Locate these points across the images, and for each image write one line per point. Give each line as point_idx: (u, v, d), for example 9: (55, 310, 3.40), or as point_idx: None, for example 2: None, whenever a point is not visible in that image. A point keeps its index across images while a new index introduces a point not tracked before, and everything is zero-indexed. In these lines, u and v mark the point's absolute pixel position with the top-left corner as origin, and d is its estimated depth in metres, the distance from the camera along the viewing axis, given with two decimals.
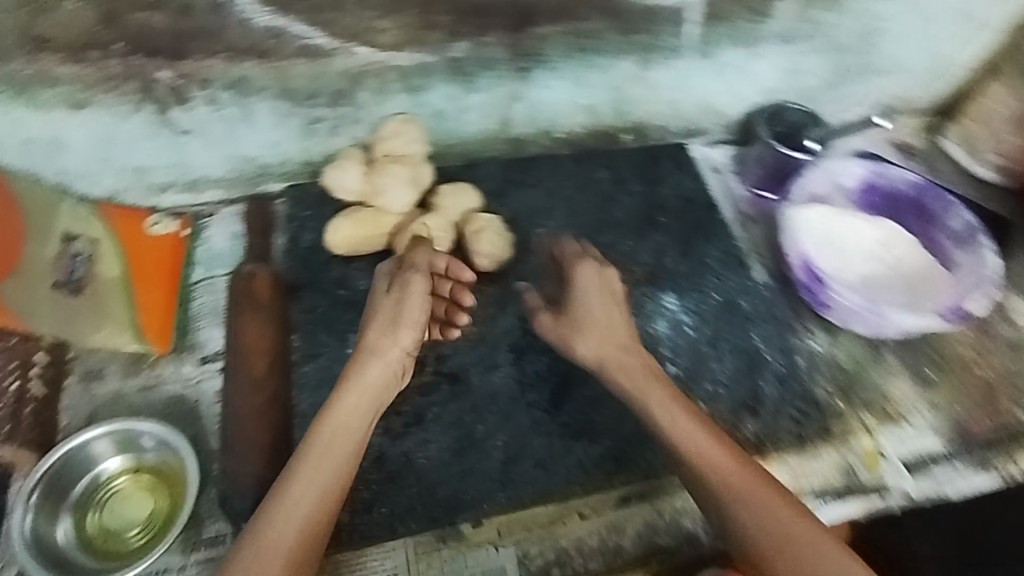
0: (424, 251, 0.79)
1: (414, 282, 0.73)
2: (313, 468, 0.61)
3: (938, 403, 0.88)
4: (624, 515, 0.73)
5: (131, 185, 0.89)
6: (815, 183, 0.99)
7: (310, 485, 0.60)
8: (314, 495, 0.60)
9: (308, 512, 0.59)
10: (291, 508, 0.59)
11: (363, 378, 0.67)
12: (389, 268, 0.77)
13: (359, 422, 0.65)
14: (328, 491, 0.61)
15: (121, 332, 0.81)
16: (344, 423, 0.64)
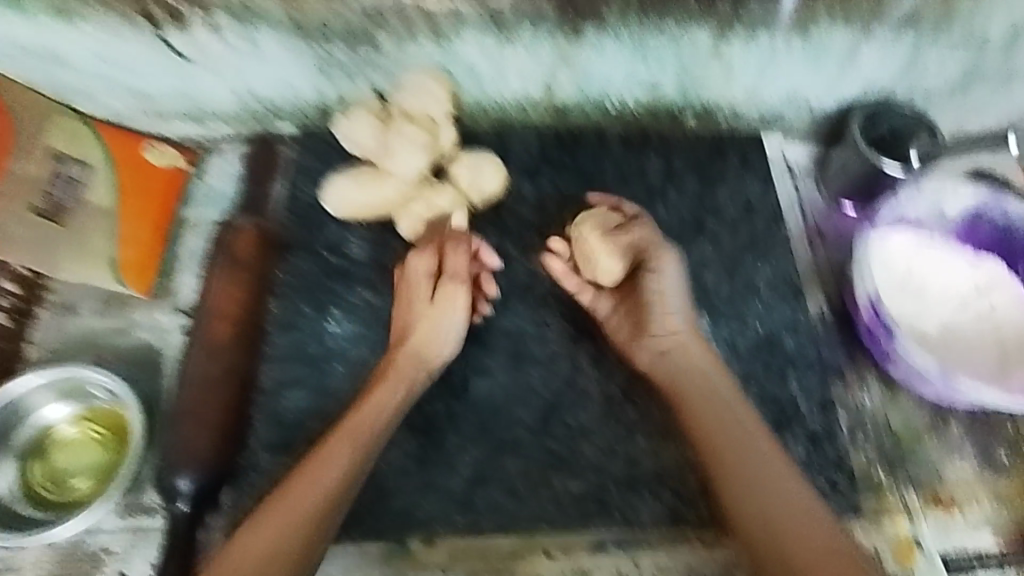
0: (457, 251, 0.72)
1: (459, 305, 0.71)
2: (338, 461, 0.60)
3: (1007, 498, 0.73)
4: (596, 562, 0.65)
5: (132, 108, 0.83)
6: (909, 206, 0.81)
7: (326, 478, 0.59)
8: (330, 487, 0.59)
9: (313, 506, 0.58)
10: (304, 495, 0.58)
11: (392, 382, 0.66)
12: (429, 271, 0.72)
13: (378, 425, 0.64)
14: (339, 489, 0.59)
15: (99, 268, 0.76)
16: (366, 422, 0.64)
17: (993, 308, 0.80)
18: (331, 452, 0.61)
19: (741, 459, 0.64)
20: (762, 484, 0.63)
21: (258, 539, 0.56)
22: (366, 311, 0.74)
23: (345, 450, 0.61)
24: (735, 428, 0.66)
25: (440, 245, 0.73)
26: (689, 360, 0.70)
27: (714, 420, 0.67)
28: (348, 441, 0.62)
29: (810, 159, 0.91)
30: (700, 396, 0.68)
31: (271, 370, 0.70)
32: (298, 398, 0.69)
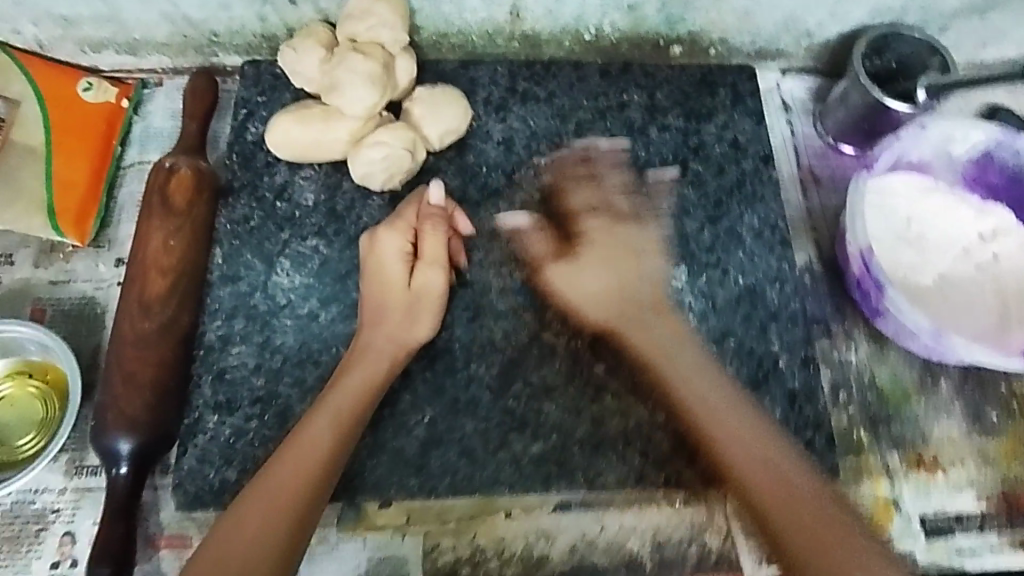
0: (435, 230, 0.65)
1: (436, 289, 0.65)
2: (321, 440, 0.57)
3: (991, 457, 0.70)
4: (558, 524, 0.64)
5: (59, 38, 0.75)
6: (912, 147, 0.74)
7: (310, 457, 0.56)
8: (317, 462, 0.56)
9: (299, 487, 0.54)
10: (288, 476, 0.54)
11: (372, 356, 0.62)
12: (401, 251, 0.65)
13: (359, 402, 0.60)
14: (327, 467, 0.56)
15: (32, 215, 0.71)
16: (346, 399, 0.60)
17: (996, 257, 0.74)
18: (313, 431, 0.57)
19: (689, 378, 0.64)
20: (730, 437, 0.62)
21: (247, 520, 0.52)
22: (316, 263, 0.69)
23: (328, 428, 0.57)
24: (700, 384, 0.64)
25: (414, 221, 0.66)
26: (609, 279, 0.67)
27: (608, 300, 0.66)
28: (330, 418, 0.58)
29: (809, 93, 0.84)
30: (627, 320, 0.66)
31: (215, 324, 0.66)
32: (243, 356, 0.65)
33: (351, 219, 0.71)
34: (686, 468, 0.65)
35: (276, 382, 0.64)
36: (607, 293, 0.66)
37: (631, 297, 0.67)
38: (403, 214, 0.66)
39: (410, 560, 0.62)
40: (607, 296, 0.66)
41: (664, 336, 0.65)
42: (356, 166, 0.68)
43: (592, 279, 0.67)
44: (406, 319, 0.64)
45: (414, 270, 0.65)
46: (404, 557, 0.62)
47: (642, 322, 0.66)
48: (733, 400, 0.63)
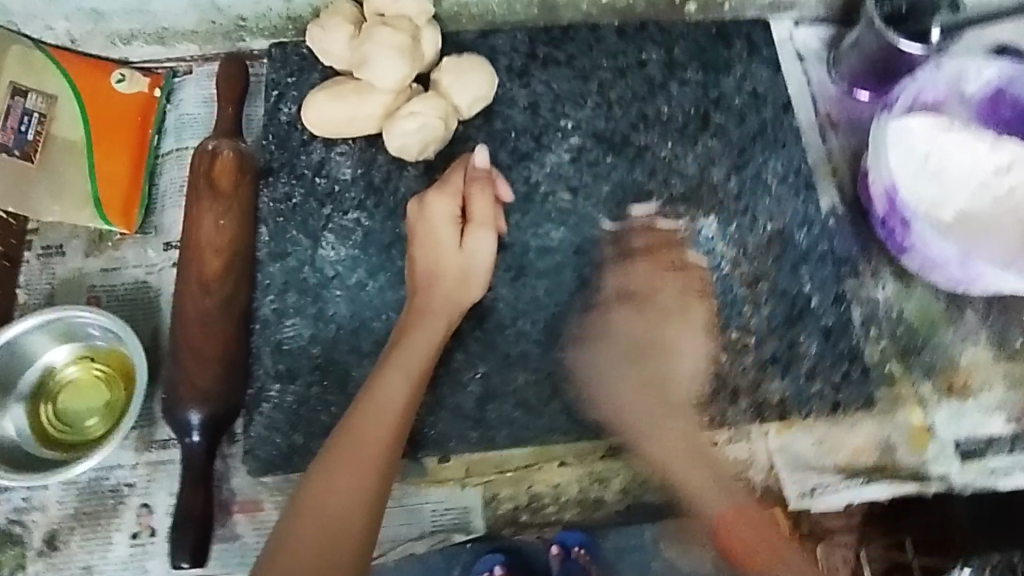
0: (483, 193, 0.67)
1: (486, 252, 0.67)
2: (396, 396, 0.61)
3: (1021, 380, 0.72)
4: (611, 467, 0.67)
5: (90, 33, 0.77)
6: (927, 87, 0.77)
7: (387, 413, 0.60)
8: (395, 422, 0.60)
9: (382, 440, 0.58)
10: (371, 432, 0.58)
11: (429, 319, 0.65)
12: (451, 214, 0.67)
13: (425, 362, 0.63)
14: (403, 421, 0.60)
15: (80, 206, 0.73)
16: (413, 358, 0.63)
17: (1012, 189, 0.77)
18: (387, 390, 0.61)
19: (664, 411, 0.67)
20: (671, 433, 0.67)
21: (341, 477, 0.56)
22: (360, 234, 0.71)
23: (400, 385, 0.61)
24: (637, 395, 0.67)
25: (462, 185, 0.67)
26: (641, 330, 0.68)
27: (634, 343, 0.68)
28: (402, 376, 0.62)
29: (822, 42, 0.85)
30: (660, 374, 0.68)
31: (268, 299, 0.68)
32: (300, 326, 0.67)
33: (390, 191, 0.73)
34: (728, 407, 0.69)
35: (333, 349, 0.67)
36: (629, 332, 0.68)
37: (638, 355, 0.68)
38: (450, 179, 0.68)
39: (473, 510, 0.66)
40: (628, 346, 0.68)
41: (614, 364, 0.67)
42: (392, 139, 0.71)
43: (621, 317, 0.69)
44: (457, 280, 0.66)
45: (464, 232, 0.67)
46: (467, 508, 0.66)
47: (654, 352, 0.68)
48: (668, 434, 0.67)
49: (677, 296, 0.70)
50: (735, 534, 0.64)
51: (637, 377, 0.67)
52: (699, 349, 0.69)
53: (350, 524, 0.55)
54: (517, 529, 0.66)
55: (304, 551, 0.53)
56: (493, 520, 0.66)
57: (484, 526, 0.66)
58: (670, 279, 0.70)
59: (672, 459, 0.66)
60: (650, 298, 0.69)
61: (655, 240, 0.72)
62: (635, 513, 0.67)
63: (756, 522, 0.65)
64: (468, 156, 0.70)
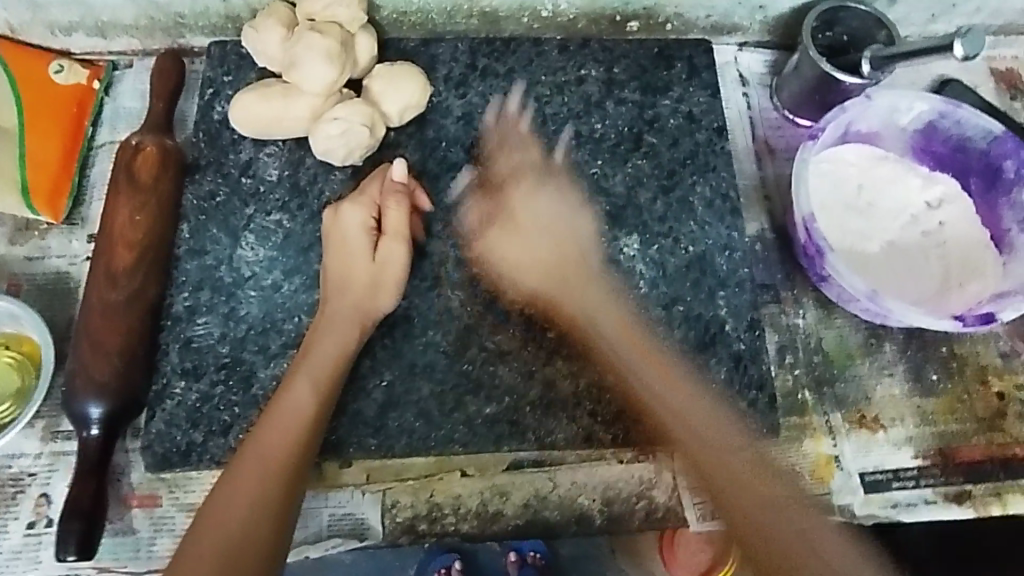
0: (398, 205, 0.68)
1: (397, 263, 0.67)
2: (302, 402, 0.62)
3: (932, 415, 0.73)
4: (512, 481, 0.68)
5: (29, 22, 0.77)
6: (859, 117, 0.76)
7: (293, 420, 0.61)
8: (301, 429, 0.61)
9: (288, 448, 0.60)
10: (276, 440, 0.60)
11: (336, 327, 0.65)
12: (365, 224, 0.68)
13: (333, 367, 0.64)
14: (309, 427, 0.61)
15: (6, 193, 0.73)
16: (319, 364, 0.63)
17: (941, 225, 0.77)
18: (294, 396, 0.62)
19: (624, 366, 0.68)
20: (705, 419, 0.66)
21: (245, 483, 0.58)
22: (280, 236, 0.71)
23: (307, 391, 0.62)
24: (651, 369, 0.67)
25: (378, 196, 0.69)
26: (523, 254, 0.71)
27: (536, 263, 0.71)
28: (309, 383, 0.63)
29: (766, 67, 0.86)
30: (555, 279, 0.70)
31: (182, 295, 0.68)
32: (209, 325, 0.67)
33: (314, 194, 0.73)
34: (633, 426, 0.68)
35: (241, 349, 0.67)
36: (544, 249, 0.71)
37: (562, 244, 0.72)
38: (366, 190, 0.69)
39: (370, 517, 0.66)
40: (546, 310, 0.70)
41: (597, 298, 0.69)
42: (317, 143, 0.71)
43: (539, 245, 0.71)
44: (365, 287, 0.66)
45: (377, 242, 0.68)
46: (363, 514, 0.67)
47: (569, 270, 0.71)
48: (707, 405, 0.67)
49: (603, 273, 0.72)
50: (762, 519, 0.62)
51: (643, 358, 0.68)
52: (586, 242, 0.73)
53: (254, 534, 0.56)
54: (415, 538, 0.66)
55: (207, 554, 0.55)
56: (390, 527, 0.66)
57: (381, 533, 0.66)
58: (581, 229, 0.73)
59: (695, 450, 0.65)
60: (566, 265, 0.71)
61: (548, 210, 0.73)
62: (534, 528, 0.67)
63: (823, 534, 0.62)
64: (388, 168, 0.71)
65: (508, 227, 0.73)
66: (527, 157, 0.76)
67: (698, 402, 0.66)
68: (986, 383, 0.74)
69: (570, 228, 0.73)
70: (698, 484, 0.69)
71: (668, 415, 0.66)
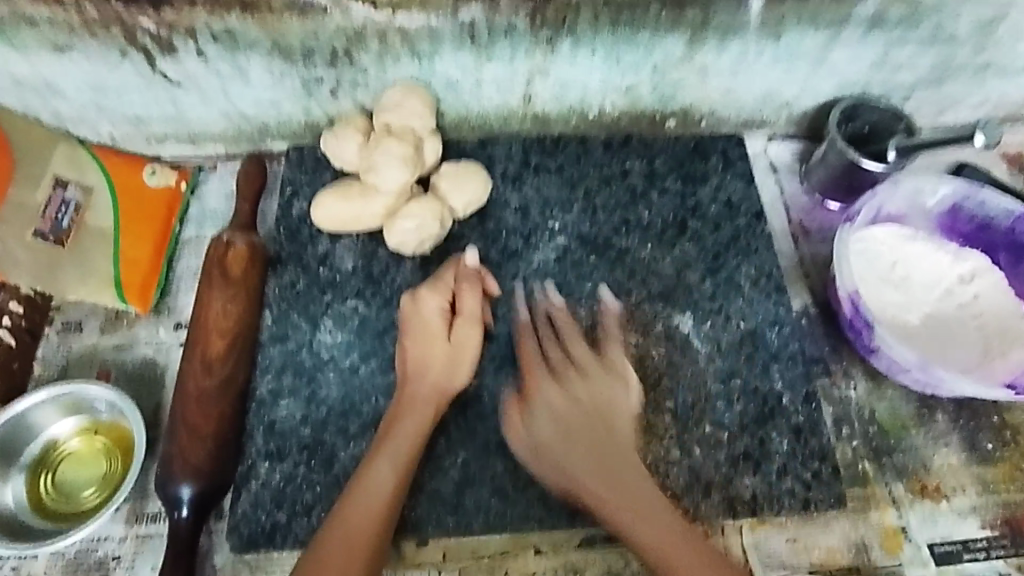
0: (472, 291, 0.74)
1: (473, 344, 0.72)
2: (383, 482, 0.64)
3: (993, 484, 0.74)
4: (585, 558, 0.68)
5: (130, 133, 0.86)
6: (888, 201, 0.82)
7: (375, 501, 0.63)
8: (384, 508, 0.63)
9: (370, 528, 0.61)
10: (359, 520, 0.61)
11: (415, 408, 0.68)
12: (442, 309, 0.73)
13: (413, 448, 0.66)
14: (389, 508, 0.63)
15: (101, 288, 0.79)
16: (400, 445, 0.66)
17: (976, 297, 0.81)
18: (376, 477, 0.64)
19: (600, 446, 0.68)
20: (673, 531, 0.65)
21: (331, 562, 0.59)
22: (356, 321, 0.76)
23: (388, 473, 0.64)
24: (591, 453, 0.68)
25: (453, 283, 0.74)
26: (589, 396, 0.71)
27: (578, 418, 0.69)
28: (391, 465, 0.65)
29: (794, 155, 0.93)
30: (599, 437, 0.69)
31: (266, 379, 0.73)
32: (292, 407, 0.71)
33: (386, 282, 0.79)
34: (702, 500, 0.70)
35: (323, 430, 0.70)
36: (586, 454, 0.68)
37: (593, 439, 0.68)
38: (441, 278, 0.75)
39: None
40: (568, 414, 0.69)
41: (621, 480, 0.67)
42: (394, 237, 0.77)
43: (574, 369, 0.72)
44: (442, 369, 0.70)
45: (453, 326, 0.72)
46: None
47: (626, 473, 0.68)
48: (658, 508, 0.66)
49: (603, 368, 0.72)
50: (676, 563, 0.63)
51: (594, 449, 0.68)
52: (632, 404, 0.71)
53: None
54: None
55: None
56: None
57: None
58: (608, 349, 0.74)
59: (636, 510, 0.65)
60: (587, 403, 0.69)
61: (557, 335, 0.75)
62: None
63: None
64: (459, 258, 0.78)
65: (581, 372, 0.72)
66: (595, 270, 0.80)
67: (658, 510, 0.66)
68: None
69: (612, 373, 0.72)
70: (771, 558, 0.69)
71: (637, 508, 0.66)
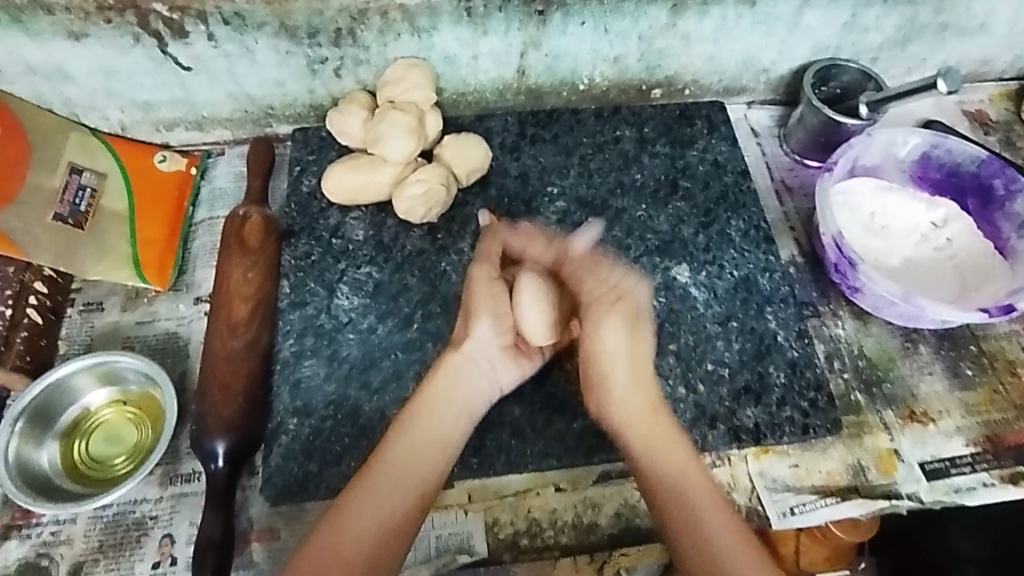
0: (530, 241, 0.71)
1: (531, 288, 0.68)
2: (421, 450, 0.64)
3: (973, 406, 0.80)
4: (602, 493, 0.72)
5: (139, 120, 0.89)
6: (864, 153, 0.88)
7: (414, 471, 0.63)
8: (419, 477, 0.63)
9: (401, 500, 0.61)
10: (391, 489, 0.62)
11: (460, 377, 0.68)
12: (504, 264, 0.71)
13: (456, 419, 0.67)
14: (428, 474, 0.63)
15: (121, 267, 0.81)
16: (445, 414, 0.66)
17: (949, 240, 0.87)
18: (416, 443, 0.64)
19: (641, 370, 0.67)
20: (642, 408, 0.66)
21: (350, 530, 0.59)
22: (371, 285, 0.80)
23: (426, 441, 0.65)
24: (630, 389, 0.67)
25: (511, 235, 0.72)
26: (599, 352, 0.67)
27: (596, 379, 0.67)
28: (429, 431, 0.65)
29: (773, 120, 0.99)
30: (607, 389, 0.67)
31: (289, 342, 0.75)
32: (315, 367, 0.74)
33: (397, 248, 0.82)
34: (709, 432, 0.74)
35: (346, 386, 0.73)
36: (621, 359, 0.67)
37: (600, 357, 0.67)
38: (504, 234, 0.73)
39: (475, 534, 0.70)
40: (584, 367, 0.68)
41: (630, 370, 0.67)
42: (405, 205, 0.81)
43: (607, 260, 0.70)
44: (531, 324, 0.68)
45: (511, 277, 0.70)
46: (469, 532, 0.70)
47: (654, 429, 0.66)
48: (680, 447, 0.65)
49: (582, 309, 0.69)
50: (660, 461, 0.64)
51: (630, 373, 0.67)
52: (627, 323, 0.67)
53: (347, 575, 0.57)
54: (517, 554, 0.69)
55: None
56: (495, 544, 0.69)
57: (486, 550, 0.69)
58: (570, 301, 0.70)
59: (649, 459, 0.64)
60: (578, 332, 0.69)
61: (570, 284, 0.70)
62: (631, 538, 0.70)
63: (686, 471, 0.64)
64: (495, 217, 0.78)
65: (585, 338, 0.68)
66: (608, 185, 0.89)
67: (668, 434, 0.66)
68: (1017, 375, 0.82)
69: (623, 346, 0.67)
70: (776, 483, 0.73)
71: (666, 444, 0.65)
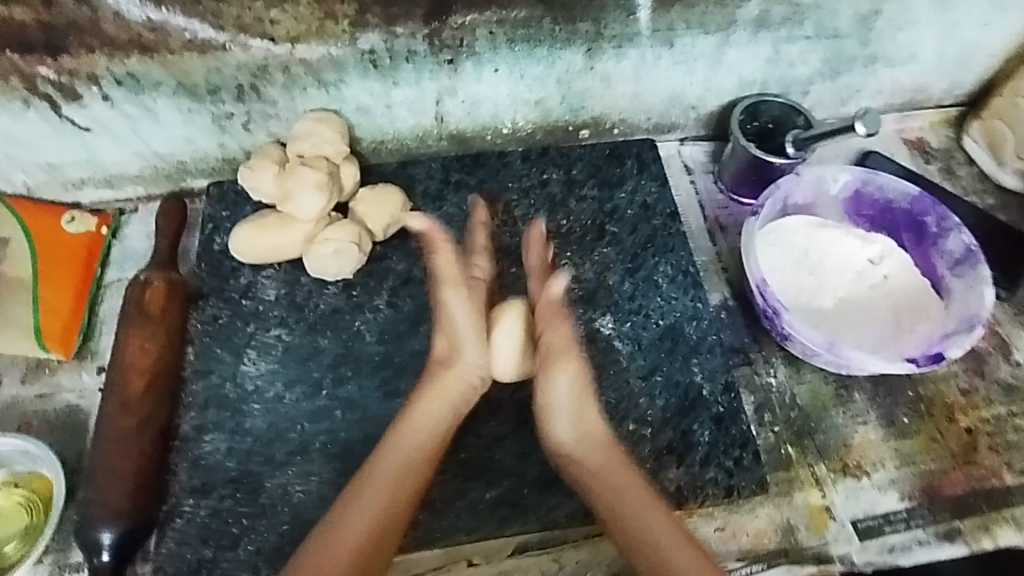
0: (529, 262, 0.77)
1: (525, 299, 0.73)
2: (360, 512, 0.62)
3: (909, 456, 0.77)
4: (517, 566, 0.68)
5: (45, 182, 0.86)
6: (793, 191, 0.85)
7: (352, 530, 0.61)
8: (361, 535, 0.61)
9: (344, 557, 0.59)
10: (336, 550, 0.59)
11: (408, 432, 0.67)
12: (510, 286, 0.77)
13: (402, 476, 0.64)
14: (370, 531, 0.61)
15: (21, 338, 0.78)
16: (390, 468, 0.65)
17: (885, 278, 0.84)
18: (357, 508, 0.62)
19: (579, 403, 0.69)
20: (587, 428, 0.68)
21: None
22: (280, 349, 0.77)
23: (368, 503, 0.62)
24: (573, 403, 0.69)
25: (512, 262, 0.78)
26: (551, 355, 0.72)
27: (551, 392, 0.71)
28: (373, 495, 0.63)
29: (707, 155, 0.96)
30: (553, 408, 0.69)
31: (190, 416, 0.72)
32: (217, 441, 0.71)
33: (309, 308, 0.79)
34: None
35: (248, 462, 0.71)
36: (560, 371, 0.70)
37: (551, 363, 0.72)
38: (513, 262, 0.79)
39: None
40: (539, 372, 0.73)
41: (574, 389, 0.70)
42: (316, 264, 0.78)
43: None
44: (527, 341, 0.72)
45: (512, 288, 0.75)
46: None
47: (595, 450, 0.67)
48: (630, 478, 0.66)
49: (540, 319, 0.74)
50: (616, 493, 0.65)
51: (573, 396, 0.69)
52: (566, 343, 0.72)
53: None
54: None
55: None
56: None
57: None
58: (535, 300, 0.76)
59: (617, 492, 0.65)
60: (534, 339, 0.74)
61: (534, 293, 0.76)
62: None
63: (628, 493, 0.65)
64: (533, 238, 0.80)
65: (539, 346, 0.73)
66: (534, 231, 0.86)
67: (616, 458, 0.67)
68: (955, 420, 0.79)
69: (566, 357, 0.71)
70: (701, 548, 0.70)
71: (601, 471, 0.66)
